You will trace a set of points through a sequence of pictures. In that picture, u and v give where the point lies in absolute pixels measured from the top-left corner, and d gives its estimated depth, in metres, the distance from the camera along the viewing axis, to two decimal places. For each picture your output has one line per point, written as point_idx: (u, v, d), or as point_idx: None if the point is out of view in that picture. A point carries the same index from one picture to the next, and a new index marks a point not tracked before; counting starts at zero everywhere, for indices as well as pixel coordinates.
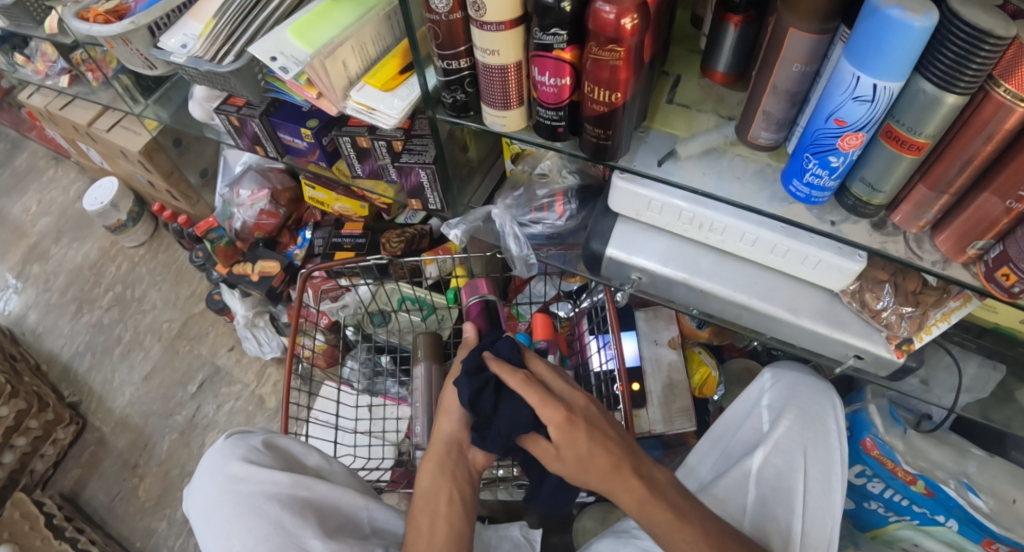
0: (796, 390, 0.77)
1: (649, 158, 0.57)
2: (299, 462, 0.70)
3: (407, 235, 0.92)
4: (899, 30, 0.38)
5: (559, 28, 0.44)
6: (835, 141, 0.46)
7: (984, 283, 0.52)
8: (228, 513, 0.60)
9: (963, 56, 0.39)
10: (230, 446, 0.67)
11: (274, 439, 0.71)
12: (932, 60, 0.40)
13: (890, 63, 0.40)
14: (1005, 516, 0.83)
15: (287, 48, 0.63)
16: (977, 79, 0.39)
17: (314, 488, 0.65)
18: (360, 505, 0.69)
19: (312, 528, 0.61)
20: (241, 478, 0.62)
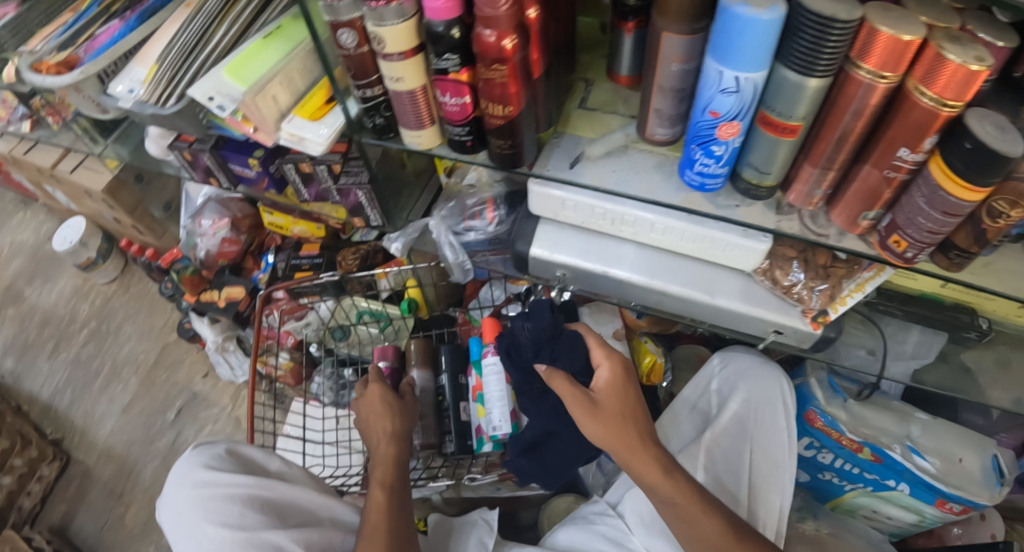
0: (742, 373, 0.82)
1: (562, 162, 0.61)
2: (261, 467, 0.73)
3: (362, 252, 0.96)
4: (747, 27, 0.41)
5: (451, 52, 0.48)
6: (714, 131, 0.50)
7: (880, 251, 0.58)
8: (195, 516, 0.63)
9: (816, 45, 0.42)
10: (195, 454, 0.71)
11: (236, 447, 0.74)
12: (790, 50, 0.44)
13: (745, 58, 0.43)
14: (954, 475, 0.90)
15: (222, 86, 0.67)
16: (833, 62, 0.43)
17: (276, 488, 0.69)
18: (320, 504, 0.72)
19: (272, 524, 0.64)
20: (206, 482, 0.66)
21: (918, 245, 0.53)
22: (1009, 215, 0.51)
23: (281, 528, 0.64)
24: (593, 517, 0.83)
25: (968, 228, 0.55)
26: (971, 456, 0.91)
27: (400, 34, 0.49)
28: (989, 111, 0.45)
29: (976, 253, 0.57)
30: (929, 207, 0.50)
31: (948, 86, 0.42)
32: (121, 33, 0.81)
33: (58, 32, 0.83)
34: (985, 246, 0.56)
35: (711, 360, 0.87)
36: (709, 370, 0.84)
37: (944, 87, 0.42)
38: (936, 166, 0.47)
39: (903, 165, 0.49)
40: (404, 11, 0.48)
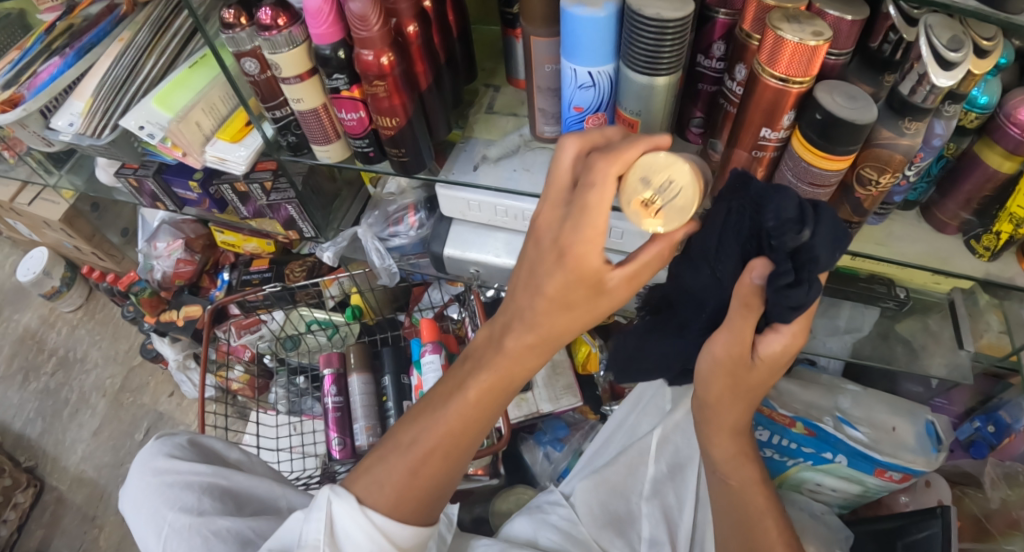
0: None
1: (465, 166, 0.65)
2: (222, 457, 0.76)
3: (309, 264, 1.02)
4: (589, 27, 0.46)
5: (340, 72, 0.52)
6: (582, 125, 0.55)
7: None
8: (154, 502, 0.66)
9: (654, 45, 0.45)
10: (157, 444, 0.73)
11: (198, 437, 0.77)
12: (630, 52, 0.47)
13: (591, 55, 0.48)
14: (886, 443, 0.94)
15: (152, 116, 0.71)
16: (673, 60, 0.47)
17: (233, 478, 0.71)
18: (278, 494, 0.74)
19: (229, 511, 0.67)
20: (165, 471, 0.68)
21: None
22: (878, 181, 0.57)
23: (237, 516, 0.66)
24: (546, 506, 0.85)
25: (846, 199, 0.61)
26: (902, 424, 0.95)
27: (295, 57, 0.53)
28: (838, 82, 0.51)
29: (860, 221, 0.63)
30: (799, 180, 0.57)
31: (792, 63, 0.48)
32: (58, 69, 0.85)
33: (3, 70, 0.86)
34: (865, 215, 0.62)
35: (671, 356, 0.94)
36: None
37: (789, 66, 0.48)
38: (796, 138, 0.54)
39: (768, 144, 0.55)
40: (295, 38, 0.52)
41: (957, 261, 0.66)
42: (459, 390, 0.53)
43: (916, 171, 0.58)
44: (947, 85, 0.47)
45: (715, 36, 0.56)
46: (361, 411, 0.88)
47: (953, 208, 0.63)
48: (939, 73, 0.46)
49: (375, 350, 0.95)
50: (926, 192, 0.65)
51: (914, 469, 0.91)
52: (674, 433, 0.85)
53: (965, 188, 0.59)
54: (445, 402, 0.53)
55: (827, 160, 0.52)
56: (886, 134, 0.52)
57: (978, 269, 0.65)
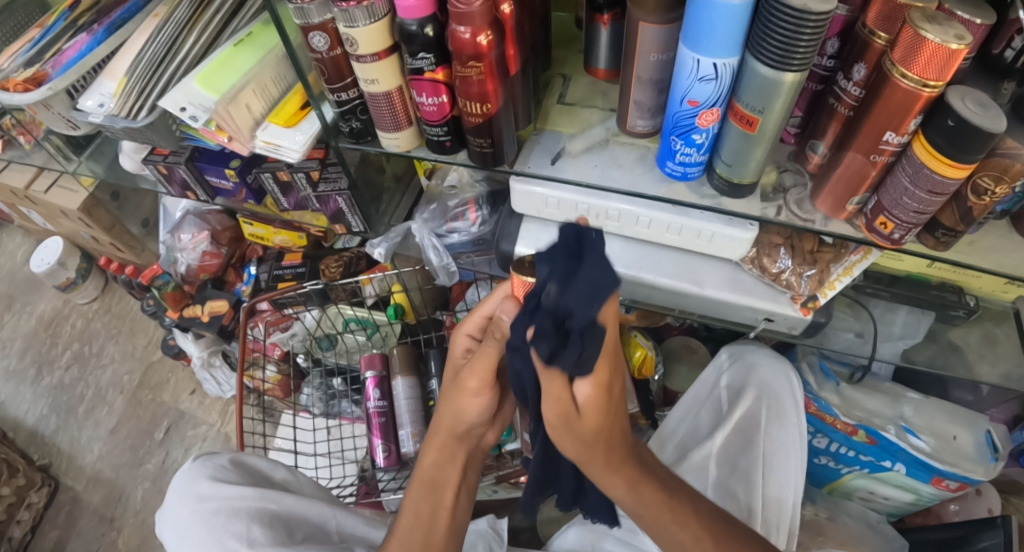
0: (751, 367, 0.81)
1: (543, 159, 0.61)
2: (266, 477, 0.72)
3: (345, 259, 0.95)
4: (721, 12, 0.41)
5: (426, 51, 0.48)
6: (694, 120, 0.51)
7: (867, 233, 0.59)
8: (201, 533, 0.61)
9: (791, 37, 0.41)
10: (197, 466, 0.68)
11: (240, 457, 0.72)
12: (763, 45, 0.43)
13: (720, 45, 0.44)
14: (947, 453, 0.91)
15: (195, 97, 0.66)
16: (808, 55, 0.42)
17: (282, 501, 0.66)
18: (328, 515, 0.70)
19: (280, 538, 0.62)
20: (209, 497, 0.63)
21: (904, 226, 0.54)
22: (993, 192, 0.50)
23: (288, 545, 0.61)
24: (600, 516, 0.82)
25: (954, 207, 0.54)
26: (964, 433, 0.92)
27: (373, 34, 0.48)
28: (967, 89, 0.46)
29: (963, 232, 0.56)
30: (914, 187, 0.51)
31: (928, 66, 0.43)
32: (88, 46, 0.79)
33: (24, 49, 0.80)
34: (972, 224, 0.55)
35: (719, 355, 0.86)
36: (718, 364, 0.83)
37: (924, 68, 0.44)
38: (919, 145, 0.48)
39: (888, 148, 0.50)
40: (375, 12, 0.47)
41: None
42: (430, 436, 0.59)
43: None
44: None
45: (830, 34, 0.53)
46: (408, 416, 0.83)
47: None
48: None
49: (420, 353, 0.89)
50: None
51: (975, 479, 0.87)
52: (736, 434, 0.80)
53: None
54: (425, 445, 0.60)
55: (952, 168, 0.46)
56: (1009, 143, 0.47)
57: None
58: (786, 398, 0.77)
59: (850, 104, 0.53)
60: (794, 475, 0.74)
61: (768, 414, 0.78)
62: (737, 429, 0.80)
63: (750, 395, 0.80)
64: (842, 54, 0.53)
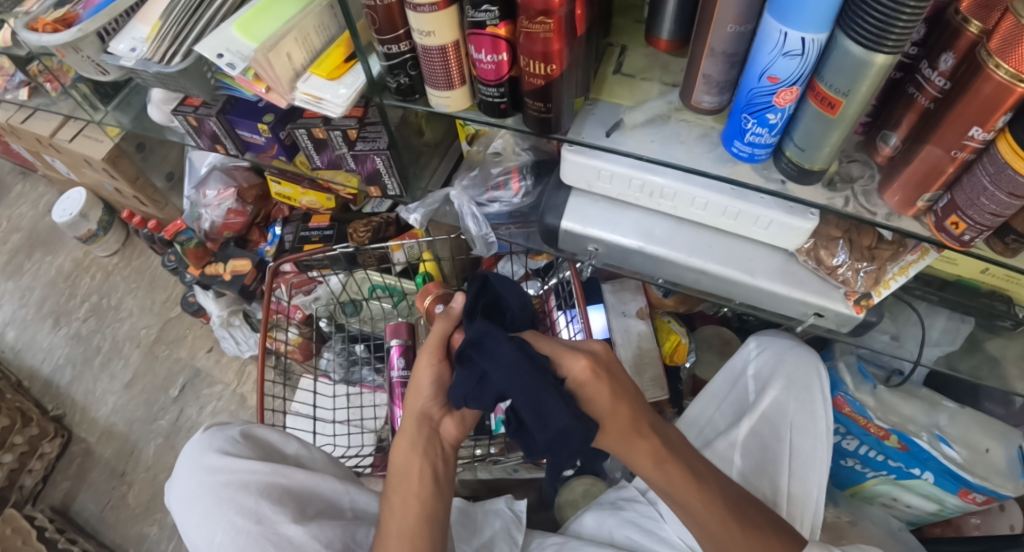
0: (780, 359, 0.78)
1: (597, 130, 0.57)
2: (279, 452, 0.70)
3: (374, 224, 0.91)
4: None
5: (490, 4, 0.46)
6: (770, 98, 0.47)
7: (935, 233, 0.56)
8: (210, 505, 0.61)
9: (888, 18, 0.38)
10: (208, 437, 0.67)
11: (252, 429, 0.70)
12: (858, 22, 0.39)
13: (810, 16, 0.40)
14: (978, 465, 0.88)
15: (233, 44, 0.63)
16: (904, 38, 0.38)
17: (293, 475, 0.65)
18: (341, 492, 0.67)
19: (289, 514, 0.61)
20: (220, 469, 0.63)
21: (977, 228, 0.51)
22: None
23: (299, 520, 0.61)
24: (622, 503, 0.81)
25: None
26: (997, 447, 0.89)
27: None
28: None
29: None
30: (994, 188, 0.47)
31: None
32: None
33: None
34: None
35: (745, 345, 0.84)
36: (746, 353, 0.80)
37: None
38: (1003, 143, 0.45)
39: (971, 144, 0.47)
40: None
41: None
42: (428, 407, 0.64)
43: None
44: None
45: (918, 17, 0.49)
46: None
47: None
48: None
49: None
50: None
51: (1004, 494, 0.84)
52: (762, 424, 0.74)
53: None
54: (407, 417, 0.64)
55: None
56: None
57: None
58: (814, 392, 0.74)
59: (932, 95, 0.49)
60: (819, 472, 0.70)
61: (796, 406, 0.73)
62: (765, 420, 0.74)
63: (778, 385, 0.75)
64: (928, 43, 0.49)
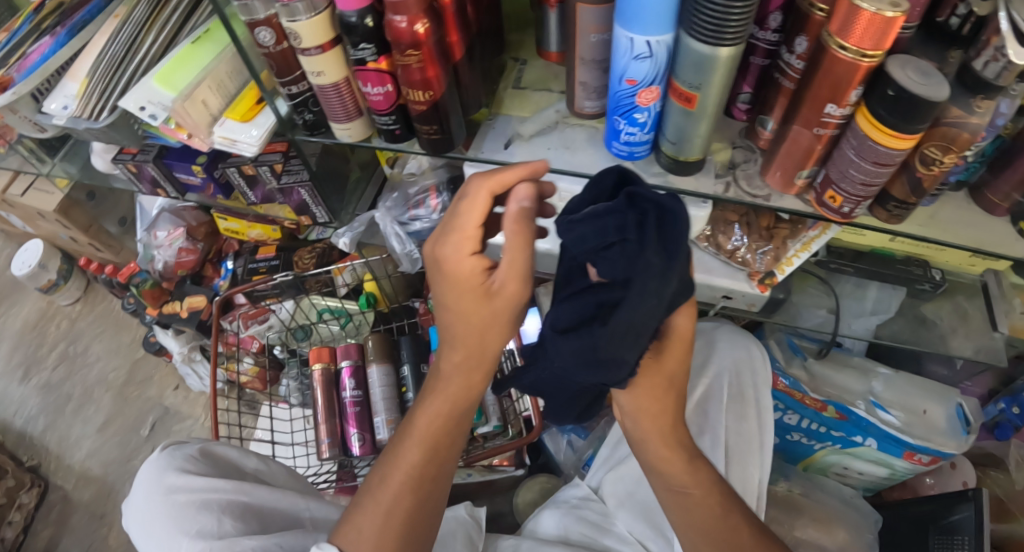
0: (712, 345, 0.83)
1: (496, 144, 0.62)
2: (236, 468, 0.72)
3: (318, 250, 0.96)
4: None
5: (366, 42, 0.49)
6: (634, 99, 0.51)
7: (817, 208, 0.60)
8: (170, 526, 0.62)
9: (722, 15, 0.41)
10: (167, 455, 0.69)
11: (210, 447, 0.72)
12: (696, 23, 0.43)
13: (652, 22, 0.44)
14: (917, 426, 0.92)
15: (154, 95, 0.67)
16: (740, 32, 0.43)
17: (254, 492, 0.67)
18: (301, 505, 0.71)
19: (249, 531, 0.63)
20: (179, 490, 0.64)
21: (854, 199, 0.56)
22: (942, 161, 0.51)
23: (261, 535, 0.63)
24: (575, 501, 0.85)
25: (904, 178, 0.55)
26: (934, 406, 0.93)
27: (315, 27, 0.50)
28: (911, 57, 0.46)
29: (915, 203, 0.57)
30: (860, 159, 0.51)
31: (866, 36, 0.43)
32: (51, 48, 0.79)
33: None
34: (923, 196, 0.56)
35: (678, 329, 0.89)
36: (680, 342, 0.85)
37: (863, 37, 0.44)
38: (862, 116, 0.49)
39: (830, 120, 0.51)
40: (314, 5, 0.48)
41: (1014, 245, 0.62)
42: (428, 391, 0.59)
43: (976, 152, 0.54)
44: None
45: (772, 7, 0.52)
46: (382, 403, 0.84)
47: (1005, 190, 0.60)
48: (1018, 48, 0.43)
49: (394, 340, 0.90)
50: (978, 170, 0.62)
51: (946, 452, 0.89)
52: (698, 414, 0.79)
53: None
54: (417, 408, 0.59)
55: (896, 137, 0.47)
56: (956, 113, 0.48)
57: None
58: (750, 379, 0.80)
59: (795, 78, 0.53)
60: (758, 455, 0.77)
61: (731, 392, 0.79)
62: (701, 409, 0.79)
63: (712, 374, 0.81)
64: (785, 28, 0.52)
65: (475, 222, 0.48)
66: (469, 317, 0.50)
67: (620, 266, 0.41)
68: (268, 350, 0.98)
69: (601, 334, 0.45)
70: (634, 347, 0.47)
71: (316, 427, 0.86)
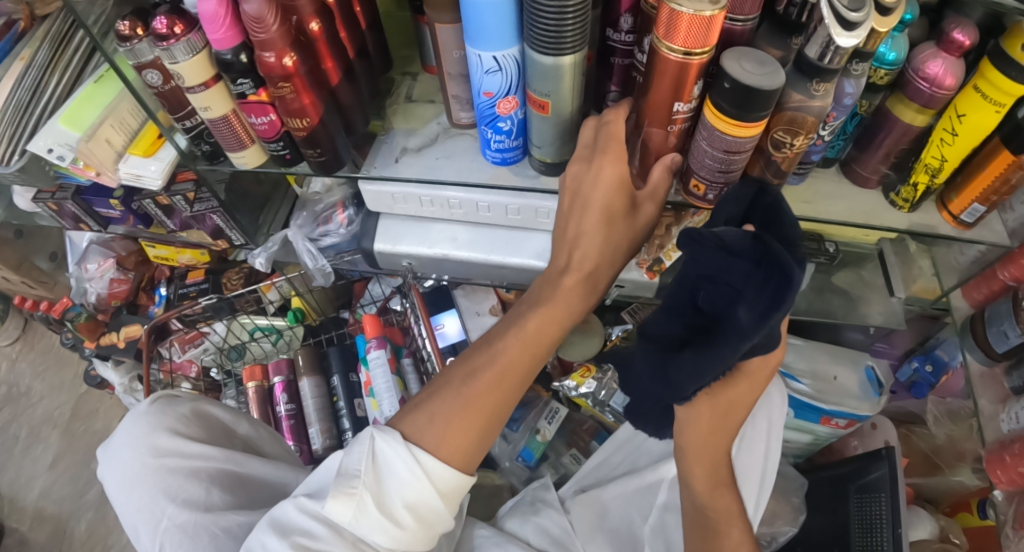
0: None
1: (387, 159, 0.65)
2: (227, 431, 0.74)
3: (246, 271, 1.01)
4: (489, 12, 0.45)
5: (244, 77, 0.53)
6: (495, 109, 0.54)
7: (685, 197, 0.64)
8: (151, 489, 0.61)
9: (555, 26, 0.44)
10: (155, 412, 0.68)
11: (202, 407, 0.73)
12: (535, 37, 0.46)
13: (495, 38, 0.47)
14: (829, 392, 0.99)
15: (60, 137, 0.70)
16: (574, 44, 0.46)
17: (246, 463, 0.69)
18: (288, 476, 0.73)
19: (234, 501, 0.65)
20: (168, 453, 0.64)
21: (715, 187, 0.59)
22: (793, 143, 0.56)
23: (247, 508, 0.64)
24: (539, 505, 0.88)
25: (763, 162, 0.60)
26: (843, 372, 1.00)
27: (196, 66, 0.53)
28: (745, 50, 0.50)
29: (779, 185, 0.62)
30: (712, 149, 0.55)
31: (689, 36, 0.44)
32: None
33: None
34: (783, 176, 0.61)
35: None
36: None
37: (688, 39, 0.44)
38: (707, 109, 0.52)
39: (680, 117, 0.52)
40: (193, 45, 0.52)
41: (880, 215, 0.68)
42: (516, 323, 0.60)
43: (832, 130, 0.58)
44: (851, 45, 0.46)
45: (622, 8, 0.54)
46: (315, 414, 0.89)
47: (874, 163, 0.64)
48: (843, 33, 0.45)
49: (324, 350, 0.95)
50: (844, 147, 0.65)
51: (862, 415, 0.96)
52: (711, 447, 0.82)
53: (885, 141, 0.61)
54: (500, 338, 0.59)
55: (740, 128, 0.51)
56: (797, 96, 0.52)
57: (902, 221, 0.68)
58: (761, 422, 0.80)
59: None
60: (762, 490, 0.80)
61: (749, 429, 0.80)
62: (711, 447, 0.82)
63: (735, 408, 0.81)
64: (636, 28, 0.54)
65: (618, 166, 0.54)
66: (615, 227, 0.58)
67: (720, 299, 0.44)
68: (204, 370, 1.03)
69: (674, 360, 0.48)
70: (695, 381, 0.48)
71: None
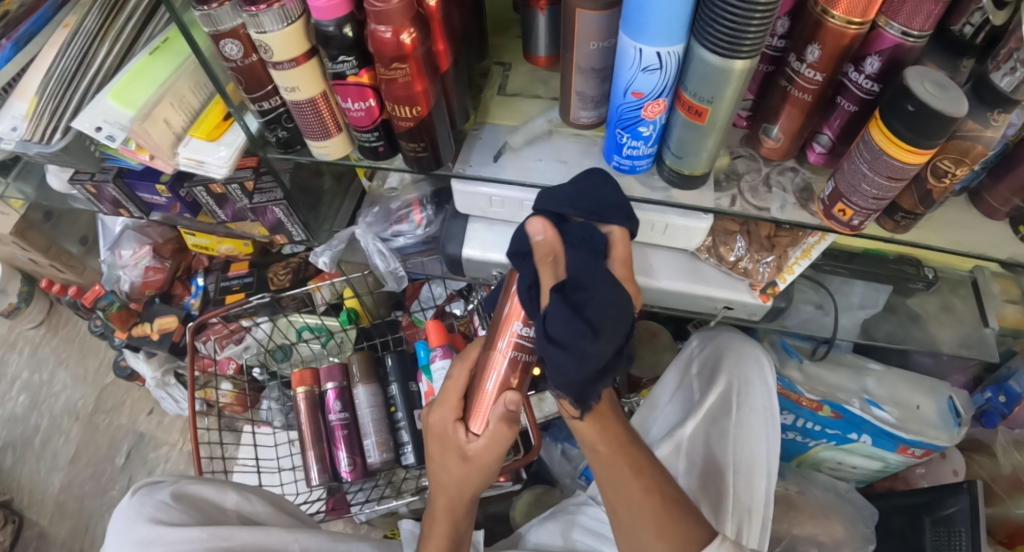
0: (722, 353, 0.78)
1: (485, 156, 0.59)
2: (216, 507, 0.63)
3: (293, 265, 0.94)
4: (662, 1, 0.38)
5: (347, 55, 0.46)
6: (639, 112, 0.48)
7: (824, 220, 0.57)
8: None
9: (739, 23, 0.38)
10: (133, 505, 0.58)
11: (183, 488, 0.62)
12: (711, 31, 0.40)
13: (661, 31, 0.40)
14: (911, 422, 0.92)
15: (109, 113, 0.63)
16: (755, 44, 0.39)
17: (235, 536, 0.58)
18: (289, 538, 0.62)
19: None
20: (151, 542, 0.54)
21: (863, 212, 0.52)
22: (953, 173, 0.48)
23: None
24: (573, 507, 0.82)
25: (912, 189, 0.52)
26: (927, 402, 0.94)
27: (288, 39, 0.46)
28: (930, 71, 0.43)
29: (923, 213, 0.54)
30: (872, 173, 0.48)
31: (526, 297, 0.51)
32: None
33: None
34: (931, 206, 0.53)
35: (691, 341, 0.85)
36: (689, 350, 0.82)
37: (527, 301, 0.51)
38: (877, 130, 0.45)
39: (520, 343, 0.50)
40: (289, 14, 0.45)
41: (1004, 247, 0.60)
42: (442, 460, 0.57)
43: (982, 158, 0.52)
44: None
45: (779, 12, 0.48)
46: (373, 425, 0.82)
47: (1007, 193, 0.56)
48: None
49: (379, 357, 0.88)
50: (977, 177, 0.58)
51: (941, 445, 0.90)
52: (706, 423, 0.74)
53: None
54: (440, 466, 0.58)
55: (915, 155, 0.44)
56: (971, 127, 0.45)
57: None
58: (755, 404, 0.72)
59: (806, 88, 0.49)
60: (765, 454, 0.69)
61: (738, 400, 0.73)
62: (708, 418, 0.74)
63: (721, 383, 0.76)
64: (793, 34, 0.48)
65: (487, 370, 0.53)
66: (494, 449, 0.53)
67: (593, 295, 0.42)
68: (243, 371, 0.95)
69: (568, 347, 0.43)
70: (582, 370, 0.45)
71: (304, 452, 0.83)
